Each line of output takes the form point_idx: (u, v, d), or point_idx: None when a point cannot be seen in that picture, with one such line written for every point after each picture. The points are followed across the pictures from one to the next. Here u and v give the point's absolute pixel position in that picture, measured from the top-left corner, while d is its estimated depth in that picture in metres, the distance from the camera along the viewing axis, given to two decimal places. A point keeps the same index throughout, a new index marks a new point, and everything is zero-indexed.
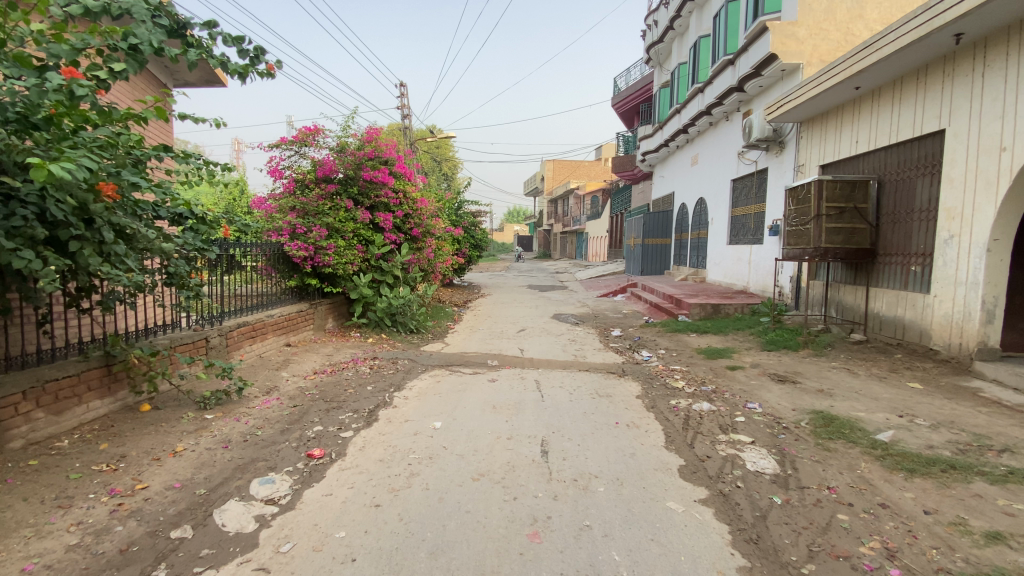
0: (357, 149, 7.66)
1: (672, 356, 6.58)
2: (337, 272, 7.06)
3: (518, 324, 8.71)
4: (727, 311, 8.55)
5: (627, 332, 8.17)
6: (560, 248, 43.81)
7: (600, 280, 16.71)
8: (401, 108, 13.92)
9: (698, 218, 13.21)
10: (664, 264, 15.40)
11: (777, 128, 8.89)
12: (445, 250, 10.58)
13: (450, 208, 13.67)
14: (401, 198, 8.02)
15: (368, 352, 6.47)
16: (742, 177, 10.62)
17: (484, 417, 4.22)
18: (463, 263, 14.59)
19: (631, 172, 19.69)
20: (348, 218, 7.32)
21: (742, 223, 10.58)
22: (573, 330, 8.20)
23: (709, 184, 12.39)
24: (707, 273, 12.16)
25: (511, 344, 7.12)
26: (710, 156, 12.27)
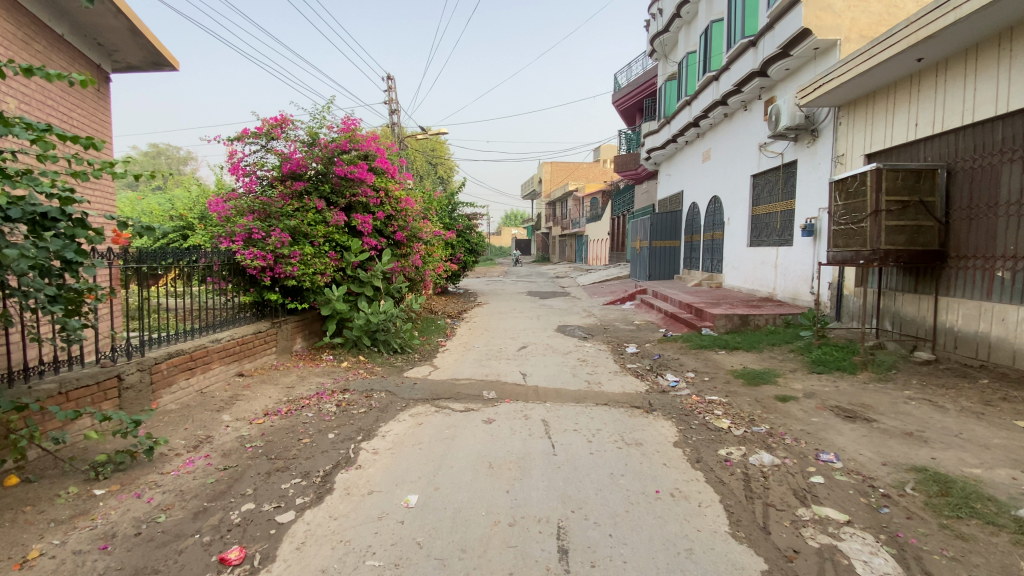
0: (330, 141, 6.57)
1: (705, 381, 5.49)
2: (304, 284, 5.87)
3: (519, 340, 7.59)
4: (758, 323, 7.46)
5: (645, 348, 7.07)
6: (559, 252, 42.71)
7: (605, 285, 15.61)
8: (388, 103, 12.79)
9: (712, 218, 12.13)
10: (672, 268, 14.35)
11: (809, 114, 7.83)
12: (435, 257, 9.45)
13: (441, 210, 12.51)
14: (383, 197, 6.93)
15: (339, 381, 5.36)
16: (764, 172, 9.55)
17: (478, 485, 3.11)
18: (458, 269, 13.49)
19: (634, 172, 18.63)
20: (318, 221, 6.23)
21: (765, 223, 9.50)
22: (582, 347, 7.09)
23: (724, 181, 11.32)
24: (724, 278, 11.08)
25: (511, 367, 6.01)
26: (725, 150, 11.21)
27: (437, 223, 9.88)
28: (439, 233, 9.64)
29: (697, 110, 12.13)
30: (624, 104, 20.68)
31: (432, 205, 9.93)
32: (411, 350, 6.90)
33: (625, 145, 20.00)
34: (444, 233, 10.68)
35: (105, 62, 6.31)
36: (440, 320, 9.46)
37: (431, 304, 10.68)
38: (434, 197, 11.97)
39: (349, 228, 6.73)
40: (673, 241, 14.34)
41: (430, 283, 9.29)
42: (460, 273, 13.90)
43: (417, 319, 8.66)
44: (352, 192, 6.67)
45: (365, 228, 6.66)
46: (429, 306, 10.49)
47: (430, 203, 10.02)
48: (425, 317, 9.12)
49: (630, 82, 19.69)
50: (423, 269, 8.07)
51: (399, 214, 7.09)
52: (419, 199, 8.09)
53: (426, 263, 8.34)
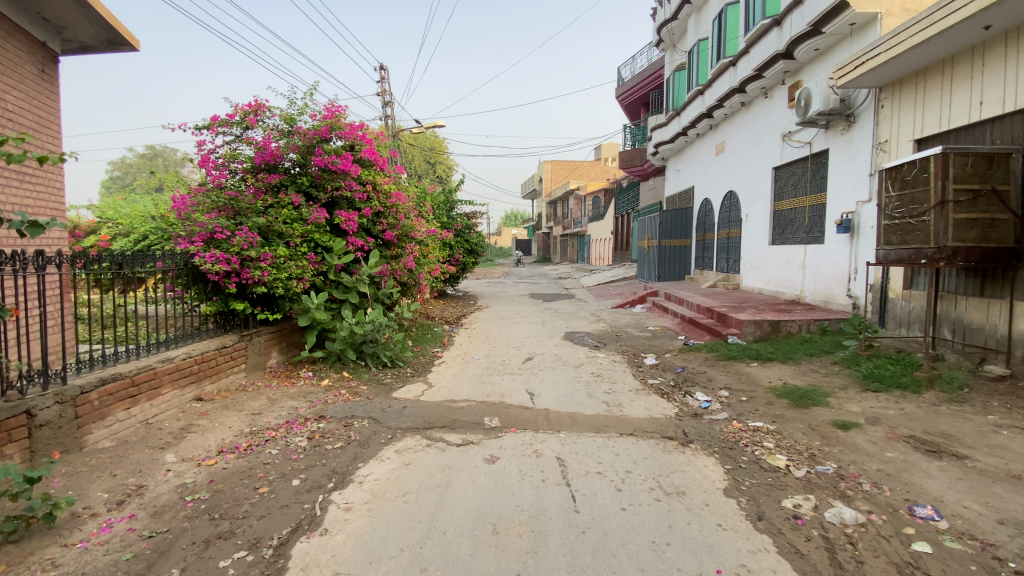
0: (309, 128, 5.80)
1: (743, 401, 4.71)
2: (276, 291, 5.05)
3: (524, 350, 6.79)
4: (790, 330, 6.68)
5: (666, 359, 6.31)
6: (560, 252, 41.90)
7: (611, 286, 14.80)
8: (381, 95, 11.95)
9: (726, 215, 11.34)
10: (684, 269, 13.46)
11: (844, 98, 7.05)
12: (431, 259, 8.66)
13: (436, 207, 11.68)
14: (371, 191, 6.15)
15: (318, 405, 4.58)
16: (788, 163, 8.77)
17: (479, 564, 2.35)
18: (456, 271, 12.71)
19: (640, 168, 17.85)
20: (295, 218, 5.47)
21: (789, 220, 8.72)
22: (595, 359, 6.30)
23: (740, 175, 10.55)
24: (743, 279, 10.29)
25: (517, 383, 5.23)
26: (741, 142, 10.45)
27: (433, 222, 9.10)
28: (435, 234, 8.84)
29: (711, 100, 11.35)
30: (629, 98, 19.88)
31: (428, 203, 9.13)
32: (405, 364, 6.12)
33: (630, 141, 19.20)
34: (440, 233, 9.90)
35: (52, 41, 5.55)
36: (435, 326, 8.66)
37: (427, 308, 9.89)
38: (429, 195, 11.17)
39: (331, 227, 5.96)
40: (684, 240, 13.49)
41: (426, 288, 8.49)
42: (459, 275, 13.09)
43: (410, 328, 7.87)
44: (335, 186, 5.89)
45: (351, 226, 5.88)
46: (424, 311, 9.70)
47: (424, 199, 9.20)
48: (419, 324, 8.31)
49: (635, 76, 18.89)
50: (417, 272, 7.28)
51: (390, 211, 6.30)
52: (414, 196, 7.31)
53: (420, 266, 7.54)
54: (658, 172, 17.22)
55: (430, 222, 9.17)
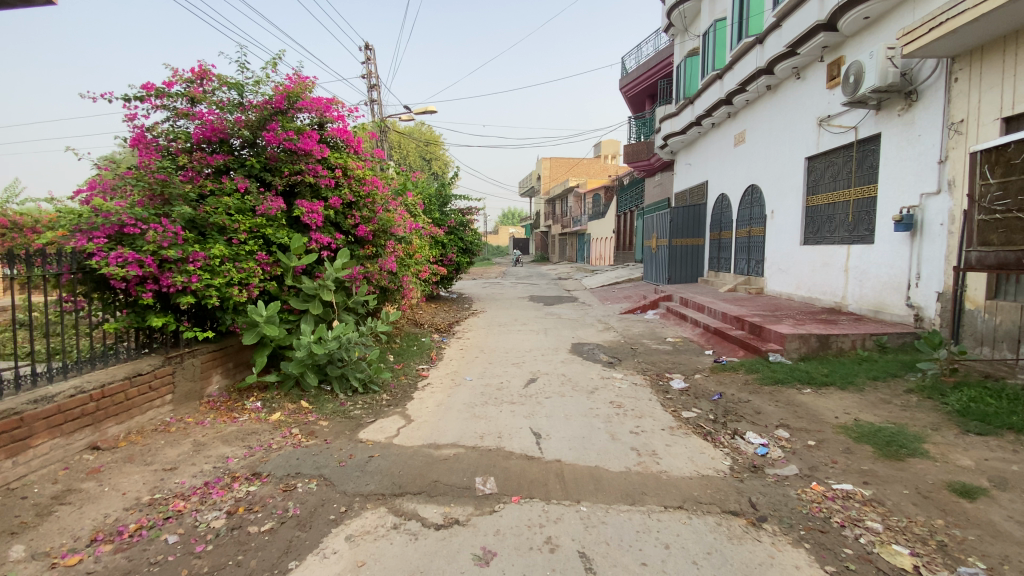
0: (261, 99, 4.68)
1: (813, 449, 3.61)
2: (208, 301, 3.92)
3: (524, 367, 5.67)
4: (843, 346, 5.59)
5: (697, 383, 5.21)
6: (559, 251, 40.75)
7: (617, 288, 13.70)
8: (366, 77, 10.78)
9: (746, 212, 10.24)
10: (697, 270, 12.31)
11: (904, 72, 5.98)
12: (418, 262, 7.50)
13: (424, 202, 10.48)
14: (339, 176, 5.02)
15: (257, 455, 3.47)
16: (825, 152, 7.67)
17: None
18: (450, 271, 11.60)
19: (646, 163, 16.74)
20: (240, 209, 4.36)
21: (825, 216, 7.64)
22: (612, 381, 5.19)
23: (763, 167, 9.44)
24: (767, 283, 9.19)
25: (518, 419, 4.12)
26: (766, 131, 9.34)
27: (421, 219, 7.96)
28: (422, 232, 7.70)
29: (730, 85, 10.26)
30: (633, 90, 18.77)
31: (415, 196, 7.98)
32: (383, 387, 5.01)
33: (635, 135, 18.11)
34: (429, 231, 8.76)
35: None
36: (421, 336, 7.53)
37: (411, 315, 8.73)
38: (417, 189, 10.00)
39: (290, 220, 4.83)
40: (696, 240, 12.29)
41: (413, 294, 7.35)
42: (453, 276, 11.97)
43: (390, 342, 6.73)
44: (293, 170, 4.76)
45: (314, 219, 4.75)
46: (409, 318, 8.53)
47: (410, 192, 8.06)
48: (402, 336, 7.15)
49: (640, 65, 17.79)
50: (400, 276, 6.16)
51: (364, 202, 5.17)
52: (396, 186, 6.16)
53: (404, 269, 6.39)
54: (665, 167, 16.11)
55: (416, 219, 8.04)
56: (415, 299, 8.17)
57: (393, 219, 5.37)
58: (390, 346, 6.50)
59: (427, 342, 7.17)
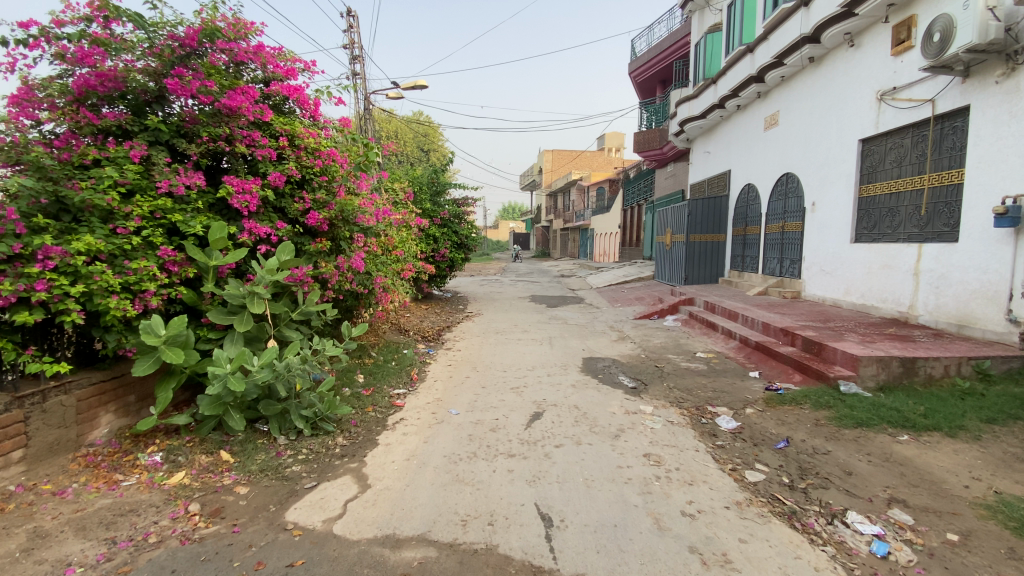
0: (172, 39, 3.43)
1: (960, 553, 2.41)
2: (68, 316, 2.72)
3: (526, 394, 4.45)
4: (932, 374, 4.37)
5: (751, 422, 3.99)
6: (560, 246, 39.47)
7: (626, 288, 12.48)
8: (348, 48, 9.49)
9: (776, 204, 8.96)
10: (717, 269, 11.01)
11: (1009, 26, 4.74)
12: (397, 261, 6.24)
13: (408, 191, 9.13)
14: (284, 145, 3.80)
15: (116, 563, 2.26)
16: (886, 132, 6.42)
17: None
18: (443, 268, 10.36)
19: (658, 152, 15.26)
20: (133, 184, 3.14)
21: (885, 209, 6.40)
22: (641, 419, 3.97)
23: (801, 152, 8.16)
24: (805, 286, 7.94)
25: (516, 485, 2.90)
26: (806, 110, 8.06)
27: (402, 210, 6.70)
28: (403, 223, 6.44)
29: (761, 60, 8.97)
30: (642, 75, 17.44)
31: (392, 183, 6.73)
32: (341, 424, 3.80)
33: (646, 123, 16.79)
34: (411, 224, 7.49)
35: None
36: (400, 349, 6.26)
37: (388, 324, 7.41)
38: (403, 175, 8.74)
39: (213, 204, 3.61)
40: (717, 235, 10.98)
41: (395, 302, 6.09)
42: (447, 274, 10.71)
43: (359, 360, 5.48)
44: (216, 134, 3.53)
45: (245, 201, 3.53)
46: (386, 327, 7.22)
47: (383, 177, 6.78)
48: (376, 351, 5.87)
49: (651, 48, 16.47)
50: (373, 278, 4.90)
51: (319, 182, 3.95)
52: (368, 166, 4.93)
53: (380, 270, 5.16)
54: (680, 156, 14.69)
55: (397, 210, 6.79)
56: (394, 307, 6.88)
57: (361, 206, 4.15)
58: (355, 365, 5.22)
59: (405, 356, 5.88)
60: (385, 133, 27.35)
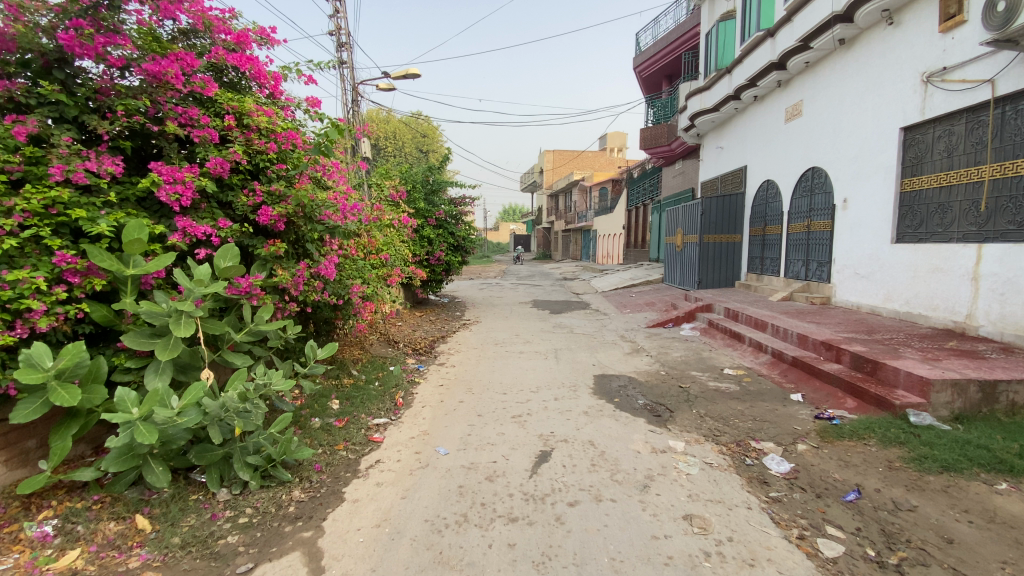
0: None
1: None
2: None
3: (530, 427, 3.70)
4: (1018, 401, 3.63)
5: (806, 464, 3.25)
6: (562, 248, 38.73)
7: (635, 292, 11.73)
8: (334, 35, 8.76)
9: (799, 201, 8.20)
10: (733, 273, 10.20)
11: None
12: (383, 266, 5.48)
13: (397, 189, 8.34)
14: (228, 124, 3.08)
15: None
16: (933, 119, 5.66)
17: None
18: (439, 272, 9.62)
19: (666, 149, 14.42)
20: (20, 171, 2.41)
21: (933, 205, 5.65)
22: (670, 462, 3.22)
23: (831, 144, 7.40)
24: (835, 291, 7.18)
25: (519, 571, 2.15)
26: (835, 97, 7.31)
27: (387, 209, 5.93)
28: (388, 224, 5.69)
29: (783, 44, 8.19)
30: (648, 69, 16.65)
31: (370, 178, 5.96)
32: (300, 470, 3.06)
33: (652, 119, 16.03)
34: (398, 225, 6.69)
35: None
36: (386, 365, 5.49)
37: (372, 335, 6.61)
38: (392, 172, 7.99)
39: (140, 198, 2.88)
40: (732, 236, 10.19)
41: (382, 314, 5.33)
42: (443, 278, 9.98)
43: (334, 382, 4.72)
44: (135, 109, 2.79)
45: (175, 194, 2.81)
46: (371, 338, 6.45)
47: (358, 172, 6.00)
48: (357, 370, 5.10)
49: (657, 40, 15.68)
50: (351, 289, 4.13)
51: (276, 170, 3.20)
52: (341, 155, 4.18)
53: (361, 278, 4.40)
54: (690, 153, 13.88)
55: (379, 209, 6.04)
56: (378, 318, 6.11)
57: (330, 201, 3.40)
58: (327, 389, 4.46)
59: (390, 375, 5.12)
60: (383, 133, 26.75)
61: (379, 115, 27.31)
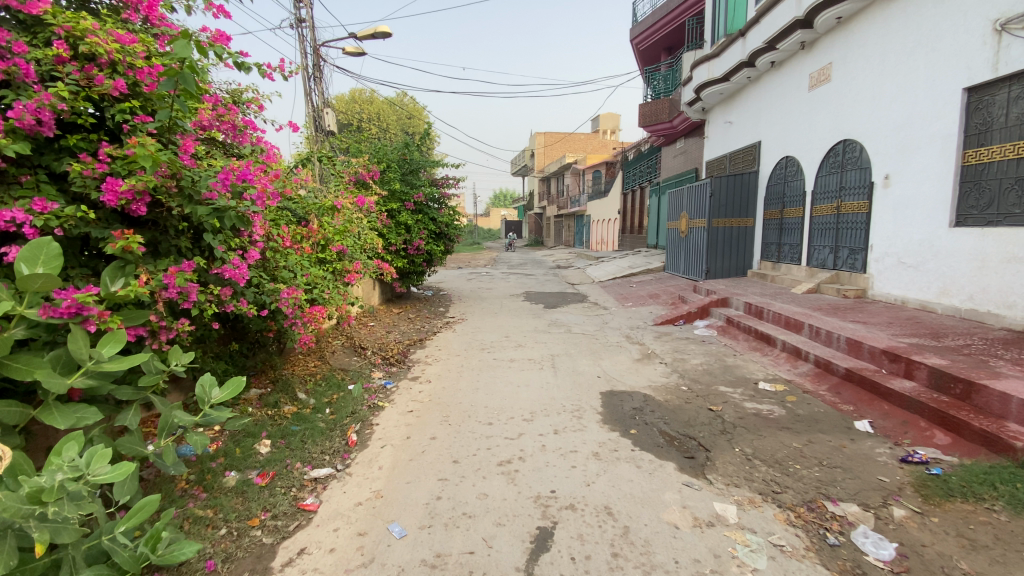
0: None
1: None
2: None
3: (523, 483, 2.71)
4: None
5: (913, 543, 2.29)
6: (554, 234, 37.62)
7: (635, 282, 10.76)
8: None
9: (826, 179, 7.18)
10: (744, 261, 9.17)
11: None
12: (335, 261, 4.41)
13: (364, 169, 7.29)
14: (58, 54, 1.97)
15: None
16: (1010, 76, 4.66)
17: None
18: (419, 263, 8.55)
19: (667, 126, 13.29)
20: None
21: (1007, 181, 4.68)
22: (723, 546, 2.24)
23: (869, 112, 6.39)
24: (873, 284, 6.24)
25: None
26: (878, 56, 6.25)
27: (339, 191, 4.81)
28: (344, 207, 4.60)
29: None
30: (645, 42, 15.38)
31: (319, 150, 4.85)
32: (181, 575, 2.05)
33: (650, 94, 14.87)
34: (358, 207, 5.57)
35: None
36: (341, 382, 4.43)
37: (328, 344, 5.51)
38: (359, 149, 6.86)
39: None
40: (744, 220, 9.16)
41: (342, 321, 4.30)
42: (425, 270, 8.90)
43: (268, 412, 3.66)
44: None
45: None
46: (327, 348, 5.34)
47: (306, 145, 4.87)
48: (302, 392, 4.04)
49: (655, 9, 14.41)
50: (276, 299, 3.09)
51: (138, 125, 2.11)
52: (256, 114, 3.09)
53: (296, 280, 3.34)
54: (693, 130, 12.77)
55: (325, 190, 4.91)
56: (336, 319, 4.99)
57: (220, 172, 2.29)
58: (254, 425, 3.40)
59: (343, 397, 4.07)
60: (366, 114, 25.45)
61: (361, 96, 25.93)
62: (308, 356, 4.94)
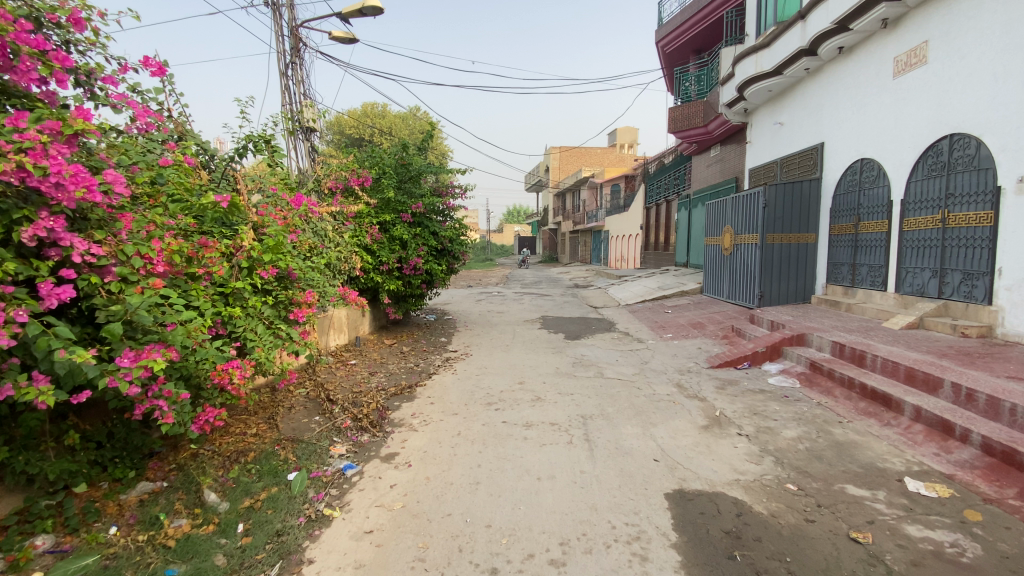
0: None
1: None
2: None
3: None
4: None
5: None
6: (570, 251, 36.20)
7: (669, 307, 9.30)
8: None
9: (925, 185, 5.73)
10: (806, 287, 7.68)
11: None
12: (275, 292, 3.07)
13: (353, 172, 6.17)
14: None
15: None
16: None
17: None
18: (419, 287, 7.21)
19: (701, 131, 11.89)
20: None
21: None
22: None
23: (990, 97, 4.93)
24: (1005, 319, 4.72)
25: None
26: (1003, 26, 4.80)
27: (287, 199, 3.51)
28: (284, 218, 3.34)
29: None
30: (671, 45, 13.98)
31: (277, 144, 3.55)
32: None
33: (682, 97, 13.49)
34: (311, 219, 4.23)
35: None
36: (280, 466, 3.07)
37: (283, 397, 4.15)
38: (333, 170, 6.00)
39: None
40: (804, 236, 7.69)
41: (286, 379, 2.96)
42: (425, 293, 7.55)
43: (138, 539, 2.33)
44: None
45: None
46: (280, 405, 3.98)
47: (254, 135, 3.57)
48: (211, 492, 2.69)
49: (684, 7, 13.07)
50: (118, 372, 1.73)
51: None
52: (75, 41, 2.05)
53: (173, 338, 1.99)
54: (731, 136, 11.36)
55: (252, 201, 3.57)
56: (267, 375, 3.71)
57: None
58: (97, 575, 2.07)
59: (272, 500, 2.69)
60: (377, 127, 24.52)
61: (373, 109, 25.07)
62: (245, 422, 3.58)
